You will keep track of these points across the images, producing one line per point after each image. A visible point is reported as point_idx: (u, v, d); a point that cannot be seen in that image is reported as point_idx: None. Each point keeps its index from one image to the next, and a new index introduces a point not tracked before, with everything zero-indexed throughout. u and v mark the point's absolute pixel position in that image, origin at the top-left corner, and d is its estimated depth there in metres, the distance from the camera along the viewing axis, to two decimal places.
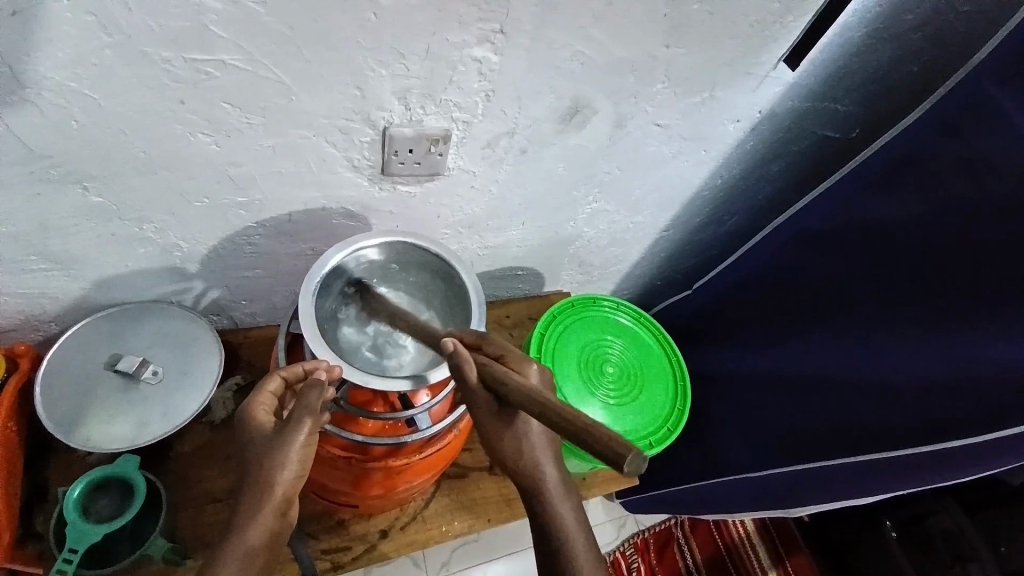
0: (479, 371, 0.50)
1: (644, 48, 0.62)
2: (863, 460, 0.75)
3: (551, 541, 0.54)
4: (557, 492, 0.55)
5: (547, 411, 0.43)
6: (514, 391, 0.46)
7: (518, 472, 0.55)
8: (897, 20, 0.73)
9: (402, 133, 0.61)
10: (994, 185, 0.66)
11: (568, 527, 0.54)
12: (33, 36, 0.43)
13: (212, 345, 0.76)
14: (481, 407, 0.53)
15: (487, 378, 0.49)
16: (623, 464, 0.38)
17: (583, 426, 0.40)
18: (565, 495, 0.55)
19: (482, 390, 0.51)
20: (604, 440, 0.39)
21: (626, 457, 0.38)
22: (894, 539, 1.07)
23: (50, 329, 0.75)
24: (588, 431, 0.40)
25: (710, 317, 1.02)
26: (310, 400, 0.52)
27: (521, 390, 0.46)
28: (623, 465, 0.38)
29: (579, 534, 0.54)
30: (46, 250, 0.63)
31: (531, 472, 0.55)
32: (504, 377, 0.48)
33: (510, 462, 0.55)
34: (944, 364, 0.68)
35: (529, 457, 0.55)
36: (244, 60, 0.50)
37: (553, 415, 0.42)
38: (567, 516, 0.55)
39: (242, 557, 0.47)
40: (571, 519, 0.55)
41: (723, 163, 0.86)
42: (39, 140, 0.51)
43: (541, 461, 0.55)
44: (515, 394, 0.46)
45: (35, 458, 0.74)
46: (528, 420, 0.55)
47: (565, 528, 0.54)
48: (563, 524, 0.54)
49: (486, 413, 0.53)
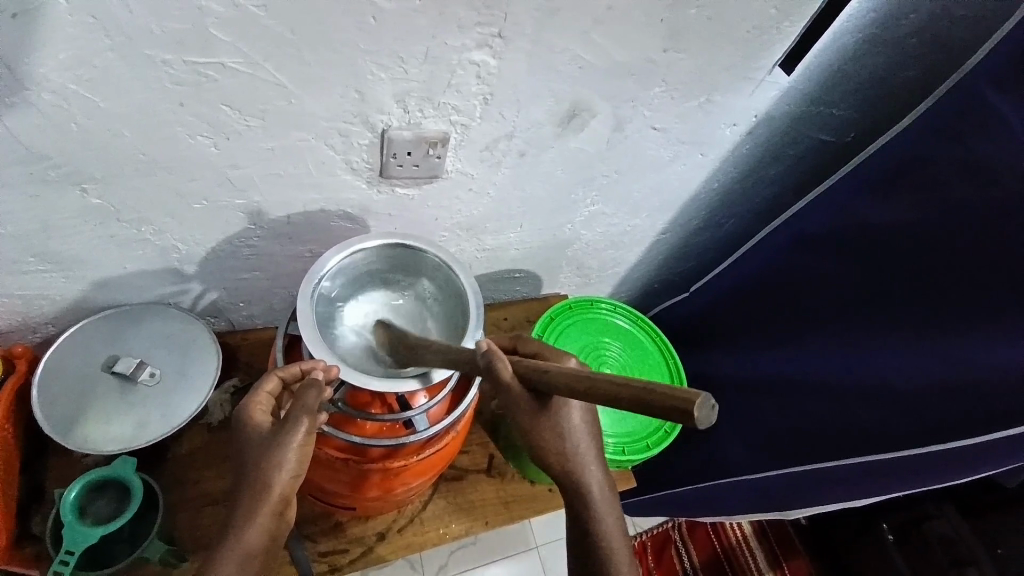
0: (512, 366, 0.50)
1: (642, 52, 0.62)
2: (860, 462, 0.75)
3: (589, 536, 0.59)
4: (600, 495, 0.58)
5: (597, 384, 0.41)
6: (558, 376, 0.45)
7: (564, 472, 0.57)
8: (892, 25, 0.74)
9: (401, 136, 0.62)
10: (988, 187, 0.66)
11: (606, 525, 0.59)
12: (34, 37, 0.44)
13: (211, 348, 0.76)
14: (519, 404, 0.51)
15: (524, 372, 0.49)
16: (694, 408, 0.36)
17: (639, 392, 0.38)
18: (606, 497, 0.59)
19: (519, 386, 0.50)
20: (666, 391, 0.37)
21: (695, 399, 0.36)
22: (892, 542, 1.07)
23: (47, 331, 0.75)
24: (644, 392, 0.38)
25: (706, 320, 1.02)
26: (307, 399, 0.50)
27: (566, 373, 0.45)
28: (694, 411, 0.36)
29: (615, 532, 0.59)
30: (43, 251, 0.63)
31: (576, 476, 0.57)
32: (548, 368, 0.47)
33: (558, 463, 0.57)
34: (940, 367, 0.69)
35: (575, 459, 0.57)
36: (245, 62, 0.50)
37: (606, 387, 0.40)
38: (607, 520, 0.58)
39: (240, 558, 0.48)
40: (610, 521, 0.59)
41: (720, 167, 0.86)
42: (39, 142, 0.51)
43: (586, 464, 0.57)
44: (560, 380, 0.44)
45: (32, 460, 0.74)
46: (571, 419, 0.56)
47: (603, 527, 0.59)
48: (603, 526, 0.59)
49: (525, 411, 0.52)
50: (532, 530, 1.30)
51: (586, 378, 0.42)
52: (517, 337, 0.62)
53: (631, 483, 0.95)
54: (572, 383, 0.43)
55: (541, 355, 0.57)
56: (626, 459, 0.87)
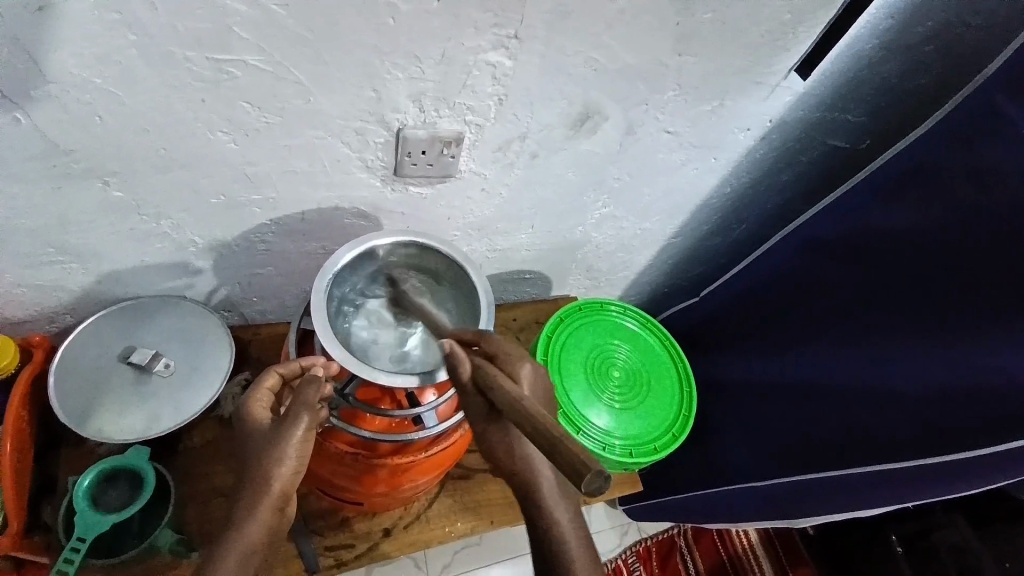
0: (472, 371, 0.52)
1: (655, 55, 0.62)
2: (865, 471, 0.75)
3: (540, 545, 0.47)
4: (551, 491, 0.48)
5: (526, 417, 0.43)
6: (503, 397, 0.46)
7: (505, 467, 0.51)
8: (907, 33, 0.73)
9: (417, 135, 0.62)
10: (1002, 197, 0.66)
11: (564, 532, 0.47)
12: (58, 31, 0.45)
13: (223, 341, 0.77)
14: (473, 411, 0.53)
15: (478, 379, 0.51)
16: (582, 481, 0.36)
17: (555, 443, 0.39)
18: (560, 492, 0.49)
19: (473, 392, 0.52)
20: (568, 457, 0.37)
21: (585, 474, 0.36)
22: (901, 553, 1.06)
23: (65, 321, 0.77)
24: (558, 447, 0.39)
25: (715, 326, 1.02)
26: (307, 395, 0.53)
27: (511, 398, 0.46)
28: (582, 483, 0.36)
29: (577, 538, 0.47)
30: (63, 243, 0.64)
31: (523, 471, 0.50)
32: (496, 385, 0.48)
33: (506, 463, 0.51)
34: (948, 376, 0.68)
35: (522, 452, 0.50)
36: (262, 61, 0.51)
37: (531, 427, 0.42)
38: (563, 520, 0.47)
39: (240, 556, 0.46)
40: (565, 519, 0.47)
41: (733, 171, 0.86)
42: (60, 136, 0.52)
43: (536, 459, 0.50)
44: (500, 401, 0.46)
45: (47, 446, 0.75)
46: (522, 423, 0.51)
47: (557, 530, 0.47)
48: (556, 523, 0.47)
49: (475, 417, 0.53)
50: None
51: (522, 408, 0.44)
52: (482, 333, 0.58)
53: (637, 488, 0.95)
54: (512, 411, 0.45)
55: (498, 355, 0.56)
56: (631, 462, 0.87)
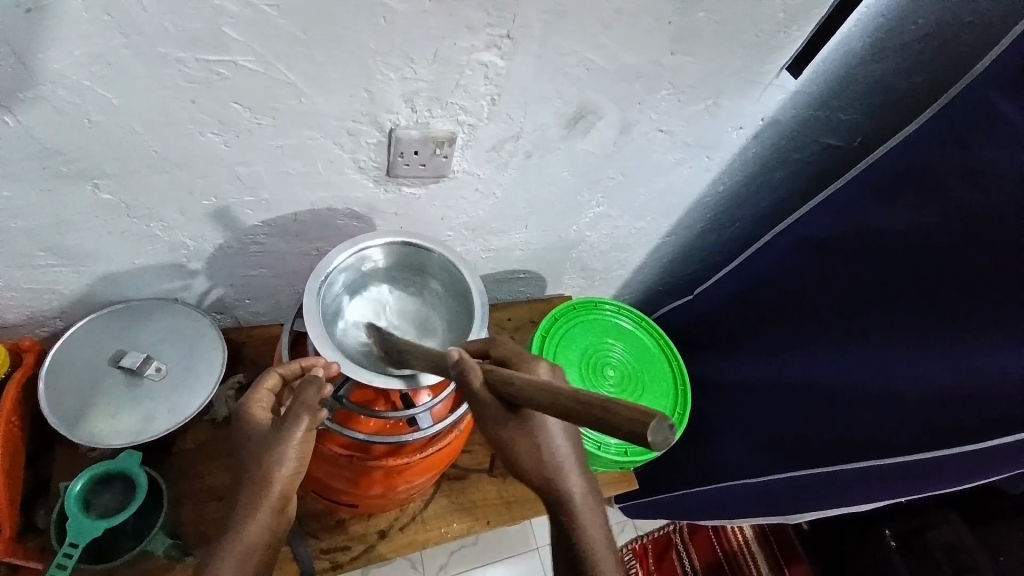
0: (485, 378, 0.49)
1: (650, 55, 0.63)
2: (859, 467, 0.75)
3: (574, 553, 0.53)
4: (583, 504, 0.53)
5: (559, 398, 0.41)
6: (527, 387, 0.44)
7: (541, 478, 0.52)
8: (897, 32, 0.74)
9: (408, 136, 0.62)
10: (993, 194, 0.67)
11: (594, 542, 0.53)
12: (50, 31, 0.44)
13: (216, 343, 0.76)
14: (488, 416, 0.50)
15: (494, 382, 0.48)
16: (648, 432, 0.35)
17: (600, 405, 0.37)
18: (589, 503, 0.54)
19: (488, 395, 0.49)
20: (622, 414, 0.36)
21: (649, 421, 0.34)
22: (894, 548, 1.05)
23: (56, 325, 0.76)
24: (606, 410, 0.37)
25: (709, 324, 1.02)
26: (307, 395, 0.52)
27: (536, 387, 0.43)
28: (648, 434, 0.35)
29: (604, 546, 0.53)
30: (54, 246, 0.63)
31: (555, 485, 0.52)
32: (515, 379, 0.46)
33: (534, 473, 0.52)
34: (941, 371, 0.69)
35: (553, 466, 0.52)
36: (257, 61, 0.51)
37: (569, 405, 0.39)
38: (594, 530, 0.53)
39: (237, 558, 0.48)
40: (594, 529, 0.53)
41: (726, 169, 0.87)
42: (51, 137, 0.52)
43: (569, 473, 0.53)
44: (526, 390, 0.44)
45: (39, 451, 0.74)
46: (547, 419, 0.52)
47: (587, 538, 0.53)
48: (586, 535, 0.53)
49: (491, 422, 0.50)
50: (531, 532, 1.30)
51: (549, 394, 0.41)
52: (488, 342, 0.57)
53: (633, 486, 0.96)
54: (540, 397, 0.42)
55: (507, 359, 0.55)
56: (627, 460, 0.87)
